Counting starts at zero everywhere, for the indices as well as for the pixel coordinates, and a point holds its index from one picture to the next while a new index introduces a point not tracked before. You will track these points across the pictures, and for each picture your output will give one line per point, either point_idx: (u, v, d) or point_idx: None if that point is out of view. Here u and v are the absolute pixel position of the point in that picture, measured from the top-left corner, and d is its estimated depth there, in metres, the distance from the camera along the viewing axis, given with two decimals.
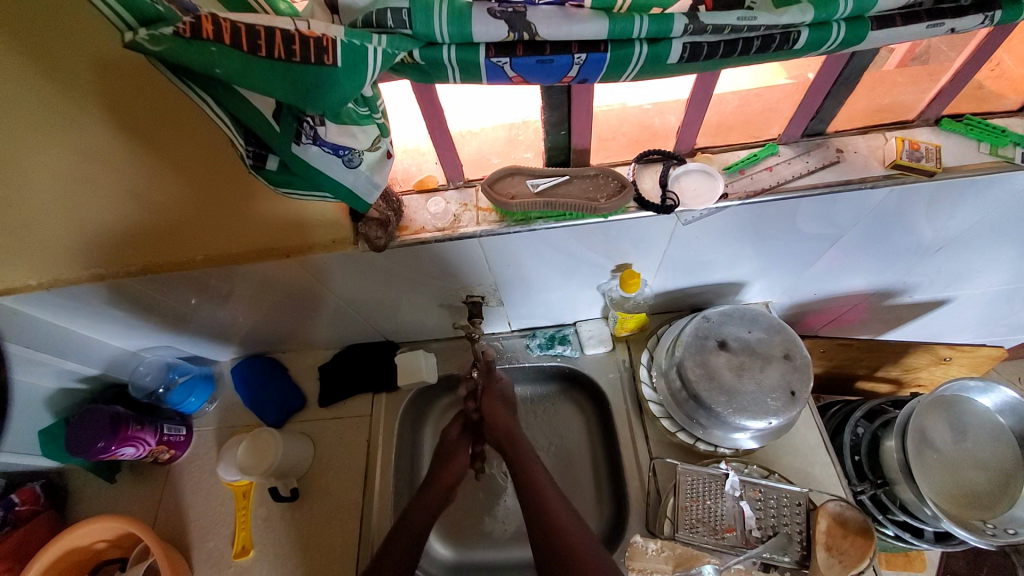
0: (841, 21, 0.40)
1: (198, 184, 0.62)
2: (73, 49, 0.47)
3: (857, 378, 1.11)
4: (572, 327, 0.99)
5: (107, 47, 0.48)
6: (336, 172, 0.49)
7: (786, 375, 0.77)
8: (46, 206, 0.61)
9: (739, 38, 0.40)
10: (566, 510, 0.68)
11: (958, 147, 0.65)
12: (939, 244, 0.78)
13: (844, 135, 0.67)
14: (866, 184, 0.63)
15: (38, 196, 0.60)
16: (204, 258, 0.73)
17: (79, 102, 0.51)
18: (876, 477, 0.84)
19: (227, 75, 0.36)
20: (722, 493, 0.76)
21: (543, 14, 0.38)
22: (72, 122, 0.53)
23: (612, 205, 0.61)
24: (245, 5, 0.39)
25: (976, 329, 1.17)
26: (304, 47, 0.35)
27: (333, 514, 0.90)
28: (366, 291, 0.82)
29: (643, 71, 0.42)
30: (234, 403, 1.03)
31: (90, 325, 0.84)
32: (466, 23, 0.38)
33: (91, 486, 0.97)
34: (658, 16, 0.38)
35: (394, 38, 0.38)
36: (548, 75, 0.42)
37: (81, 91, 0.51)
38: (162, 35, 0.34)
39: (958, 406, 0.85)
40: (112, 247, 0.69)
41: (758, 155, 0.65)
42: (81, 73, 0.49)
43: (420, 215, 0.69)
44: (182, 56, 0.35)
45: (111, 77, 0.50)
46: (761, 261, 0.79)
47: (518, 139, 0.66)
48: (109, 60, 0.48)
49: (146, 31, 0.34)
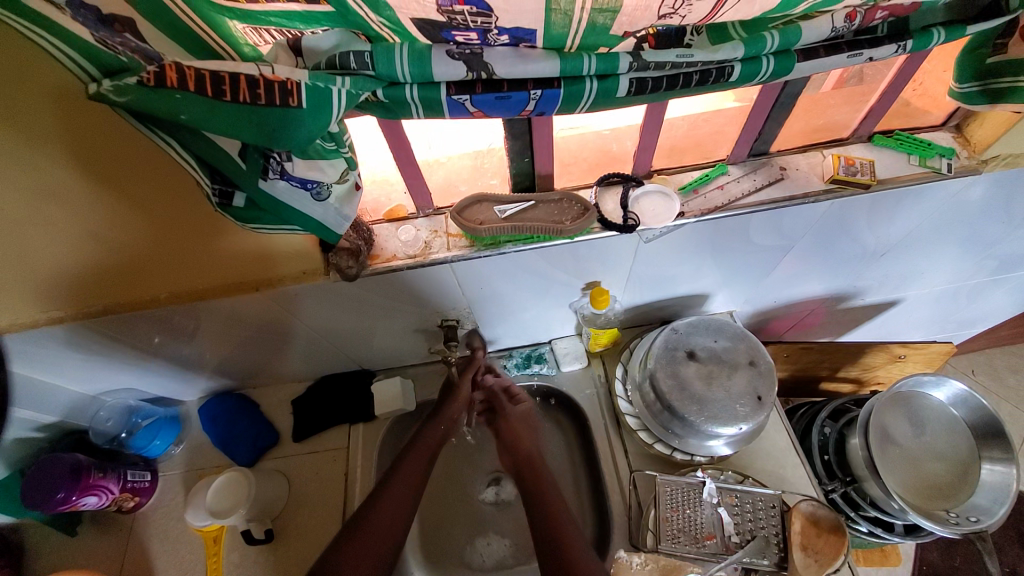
0: (770, 55, 0.44)
1: (163, 222, 0.61)
2: (24, 86, 0.46)
3: (821, 380, 1.17)
4: (547, 345, 1.01)
5: (63, 91, 0.47)
6: (303, 206, 0.50)
7: (753, 380, 0.80)
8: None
9: (679, 72, 0.43)
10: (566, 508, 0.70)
11: (890, 160, 0.71)
12: (882, 249, 0.84)
13: (786, 154, 0.72)
14: (809, 199, 0.68)
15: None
16: (169, 295, 0.72)
17: (30, 142, 0.50)
18: (845, 474, 0.88)
19: (193, 120, 0.37)
20: (700, 501, 0.78)
21: (498, 55, 0.40)
22: (22, 162, 0.51)
23: (577, 226, 0.64)
24: (211, 51, 0.40)
25: (925, 327, 1.25)
26: (269, 90, 0.36)
27: (311, 553, 0.87)
28: (339, 320, 0.82)
29: (595, 104, 0.45)
30: (203, 444, 0.99)
31: (46, 369, 0.80)
32: (426, 64, 0.40)
33: (47, 543, 0.91)
34: (604, 56, 0.41)
35: (357, 80, 0.40)
36: (507, 109, 0.44)
37: (32, 130, 0.49)
38: (126, 84, 0.35)
39: (914, 401, 0.90)
40: (71, 289, 0.68)
41: (710, 175, 0.70)
42: (36, 117, 0.48)
43: (391, 243, 0.69)
44: (147, 105, 0.36)
45: (67, 115, 0.49)
46: (722, 272, 0.83)
47: (484, 166, 0.68)
48: (65, 98, 0.48)
49: (111, 81, 0.35)
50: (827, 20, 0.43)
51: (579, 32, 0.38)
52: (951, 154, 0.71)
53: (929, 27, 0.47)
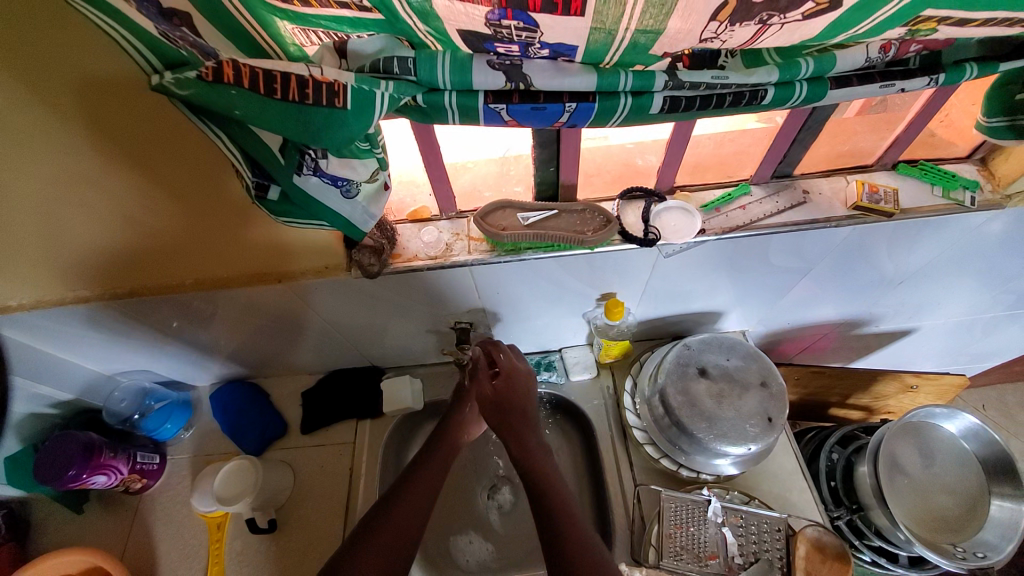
0: (804, 81, 0.45)
1: (194, 211, 0.63)
2: (73, 71, 0.48)
3: (830, 405, 1.16)
4: (557, 353, 1.01)
5: (114, 81, 0.49)
6: (334, 203, 0.51)
7: (764, 402, 0.80)
8: (27, 226, 0.61)
9: (713, 93, 0.44)
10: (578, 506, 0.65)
11: (915, 189, 0.71)
12: (900, 277, 0.84)
13: (810, 177, 0.73)
14: (831, 223, 0.68)
15: (20, 216, 0.59)
16: (194, 282, 0.74)
17: (75, 124, 0.52)
18: (851, 502, 0.87)
19: (246, 116, 0.38)
20: (705, 520, 0.77)
21: (537, 67, 0.41)
22: (66, 143, 0.53)
23: (598, 237, 0.64)
24: (260, 52, 0.42)
25: (939, 358, 1.23)
26: (317, 91, 0.38)
27: (312, 544, 0.88)
28: (354, 315, 0.83)
29: (628, 119, 0.46)
30: (212, 431, 1.01)
31: (67, 346, 0.83)
32: (467, 72, 0.41)
33: (55, 518, 0.93)
34: (641, 73, 0.42)
35: (400, 84, 0.41)
36: (541, 120, 0.45)
37: (78, 113, 0.51)
38: (186, 78, 0.37)
39: (925, 432, 0.89)
40: (102, 271, 0.70)
41: (732, 194, 0.70)
42: (85, 104, 0.50)
43: (413, 243, 0.71)
44: (206, 98, 0.38)
45: (112, 100, 0.51)
46: (737, 291, 0.83)
47: (509, 173, 0.69)
48: (115, 86, 0.50)
49: (172, 75, 0.37)
50: (861, 50, 0.44)
51: (619, 50, 0.39)
52: (976, 188, 0.70)
53: (961, 63, 0.48)
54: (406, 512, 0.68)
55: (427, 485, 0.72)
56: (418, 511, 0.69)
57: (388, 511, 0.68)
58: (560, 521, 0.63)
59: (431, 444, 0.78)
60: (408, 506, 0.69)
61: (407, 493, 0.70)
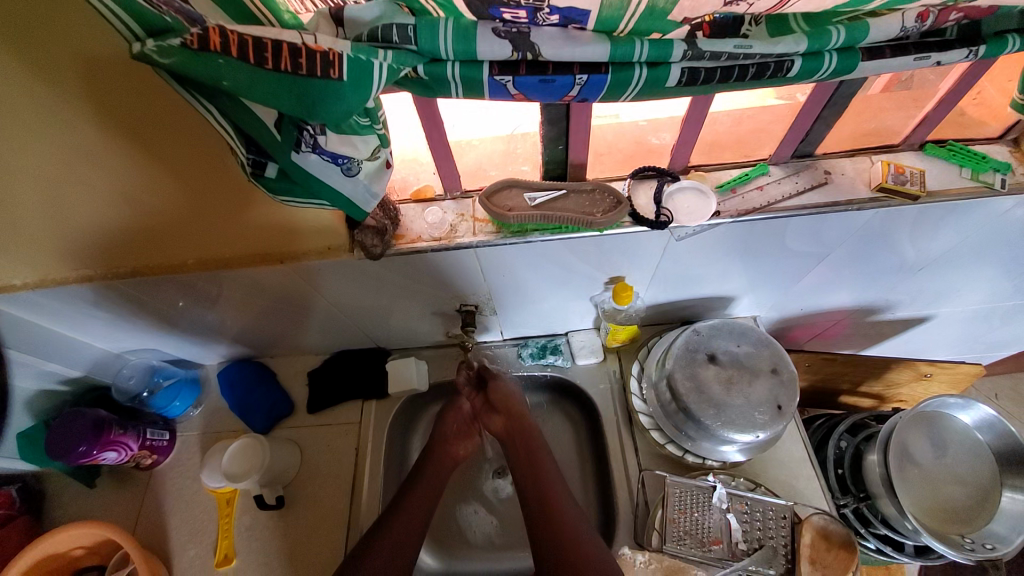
0: (834, 51, 0.41)
1: (191, 189, 0.62)
2: (69, 46, 0.46)
3: (841, 392, 1.14)
4: (563, 337, 1.00)
5: (101, 51, 0.47)
6: (334, 181, 0.50)
7: (774, 389, 0.78)
8: (25, 203, 0.60)
9: (736, 64, 0.41)
10: (574, 508, 0.69)
11: (941, 172, 0.67)
12: (921, 263, 0.81)
13: (833, 157, 0.69)
14: (853, 206, 0.65)
15: (16, 193, 0.58)
16: (195, 262, 0.73)
17: (72, 102, 0.50)
18: (859, 490, 0.86)
19: (235, 88, 0.36)
20: (710, 505, 0.77)
21: (546, 35, 0.38)
22: (64, 121, 0.52)
23: (608, 219, 0.62)
24: (253, 19, 0.39)
25: (955, 346, 1.20)
26: (310, 60, 0.35)
27: (318, 523, 0.89)
28: (357, 296, 0.81)
29: (642, 92, 0.43)
30: (219, 409, 1.01)
31: (72, 324, 0.83)
32: (471, 40, 0.38)
33: (69, 490, 0.95)
34: (658, 42, 0.39)
35: (399, 54, 0.38)
36: (550, 94, 0.42)
37: (76, 91, 0.50)
38: (171, 46, 0.35)
39: (938, 422, 0.87)
40: (102, 250, 0.69)
41: (750, 174, 0.67)
42: (75, 77, 0.49)
43: (416, 224, 0.69)
44: (192, 69, 0.36)
45: (110, 78, 0.49)
46: (749, 276, 0.81)
47: (516, 151, 0.67)
48: (104, 57, 0.47)
49: (155, 42, 0.35)
50: (896, 19, 0.40)
51: (635, 15, 0.36)
52: (1007, 170, 0.66)
53: (1003, 34, 0.44)
54: (410, 515, 0.71)
55: (433, 486, 0.74)
56: (422, 513, 0.72)
57: (396, 514, 0.71)
58: (563, 530, 0.65)
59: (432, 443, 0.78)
60: (413, 507, 0.71)
61: (414, 494, 0.73)
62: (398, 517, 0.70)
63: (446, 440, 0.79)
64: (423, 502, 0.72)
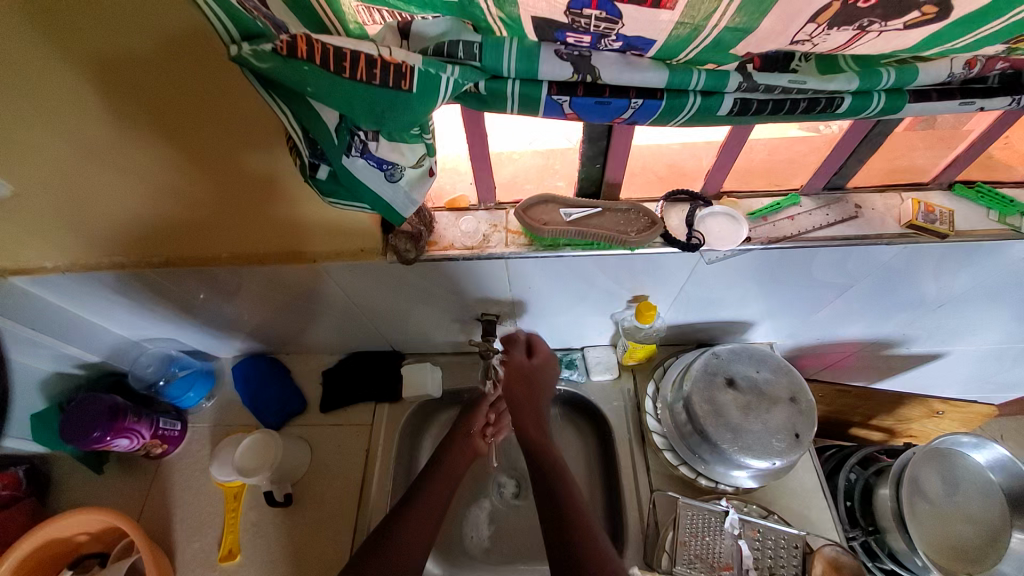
0: (882, 92, 0.43)
1: (228, 187, 0.63)
2: (105, 41, 0.46)
3: (851, 424, 1.14)
4: (579, 351, 1.00)
5: (144, 53, 0.47)
6: (377, 186, 0.50)
7: (792, 417, 0.78)
8: (51, 185, 0.61)
9: (788, 98, 0.43)
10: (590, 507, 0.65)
11: (969, 212, 0.68)
12: (939, 301, 0.81)
13: (863, 191, 0.70)
14: (882, 240, 0.66)
15: (43, 175, 0.59)
16: (228, 255, 0.74)
17: (110, 94, 0.51)
18: (868, 524, 0.85)
19: (316, 93, 0.38)
20: (721, 530, 0.76)
21: (606, 60, 0.40)
22: (94, 110, 0.52)
23: (641, 239, 0.63)
24: (321, 26, 0.40)
25: (964, 384, 1.20)
26: (384, 71, 0.37)
27: (325, 524, 0.89)
28: (380, 299, 0.82)
29: (692, 119, 0.45)
30: (232, 402, 1.02)
31: (94, 308, 0.84)
32: (533, 60, 0.40)
33: (76, 476, 0.95)
34: (715, 73, 0.41)
35: (465, 70, 0.40)
36: (603, 115, 0.44)
37: (112, 83, 0.50)
38: (265, 51, 0.36)
39: (951, 458, 0.86)
40: (138, 240, 0.71)
41: (781, 204, 0.68)
42: (119, 75, 0.49)
43: (450, 231, 0.70)
44: (281, 73, 0.37)
45: (141, 73, 0.49)
46: (770, 303, 0.82)
47: (553, 167, 0.68)
48: (146, 58, 0.48)
49: (250, 46, 0.36)
50: (945, 64, 0.42)
51: (699, 46, 0.37)
52: None
53: None
54: (419, 523, 0.70)
55: (443, 490, 0.74)
56: (432, 518, 0.71)
57: (404, 517, 0.70)
58: None
59: (443, 449, 0.80)
60: (423, 514, 0.71)
61: (423, 498, 0.72)
62: (409, 518, 0.70)
63: (461, 449, 0.80)
64: (435, 505, 0.72)
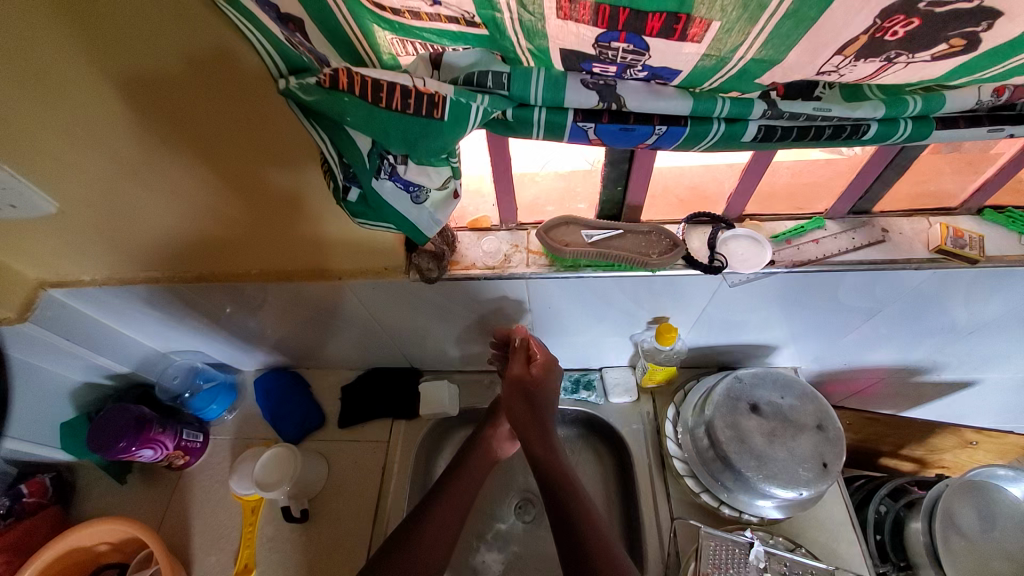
0: (909, 118, 0.43)
1: (258, 206, 0.65)
2: (146, 64, 0.49)
3: (881, 454, 1.10)
4: (597, 372, 0.99)
5: (183, 77, 0.50)
6: (403, 207, 0.51)
7: (819, 446, 0.76)
8: (95, 202, 0.64)
9: (813, 125, 0.43)
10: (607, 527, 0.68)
11: (1000, 238, 0.66)
12: (971, 327, 0.79)
13: (890, 216, 0.69)
14: (911, 265, 0.65)
15: (92, 193, 0.63)
16: (258, 272, 0.77)
17: (151, 117, 0.54)
18: (899, 559, 0.82)
19: (355, 123, 0.40)
20: (746, 562, 0.74)
21: (632, 88, 0.41)
22: (137, 131, 0.55)
23: (663, 261, 0.63)
24: (357, 58, 0.43)
25: (999, 414, 1.15)
26: (418, 101, 0.39)
27: (341, 542, 0.88)
28: (400, 317, 0.84)
29: (717, 145, 0.45)
30: (252, 415, 1.03)
31: (126, 320, 0.87)
32: (559, 88, 0.41)
33: (99, 485, 0.98)
34: (739, 100, 0.41)
35: (493, 99, 0.41)
36: (628, 141, 0.45)
37: (152, 106, 0.53)
38: (310, 85, 0.38)
39: (986, 492, 0.82)
40: (175, 256, 0.74)
41: (806, 227, 0.68)
42: (159, 98, 0.52)
43: (472, 251, 0.71)
44: (324, 104, 0.39)
45: (181, 95, 0.51)
46: (794, 327, 0.80)
47: (575, 189, 0.70)
48: (183, 81, 0.50)
49: (297, 80, 0.38)
50: (973, 92, 0.41)
51: (726, 76, 0.38)
52: None
53: None
54: (435, 534, 0.70)
55: (451, 513, 0.73)
56: (453, 522, 0.72)
57: (422, 525, 0.71)
58: None
59: (458, 460, 0.80)
60: (437, 526, 0.71)
61: (431, 523, 0.71)
62: (428, 523, 0.71)
63: (481, 459, 0.81)
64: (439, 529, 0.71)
